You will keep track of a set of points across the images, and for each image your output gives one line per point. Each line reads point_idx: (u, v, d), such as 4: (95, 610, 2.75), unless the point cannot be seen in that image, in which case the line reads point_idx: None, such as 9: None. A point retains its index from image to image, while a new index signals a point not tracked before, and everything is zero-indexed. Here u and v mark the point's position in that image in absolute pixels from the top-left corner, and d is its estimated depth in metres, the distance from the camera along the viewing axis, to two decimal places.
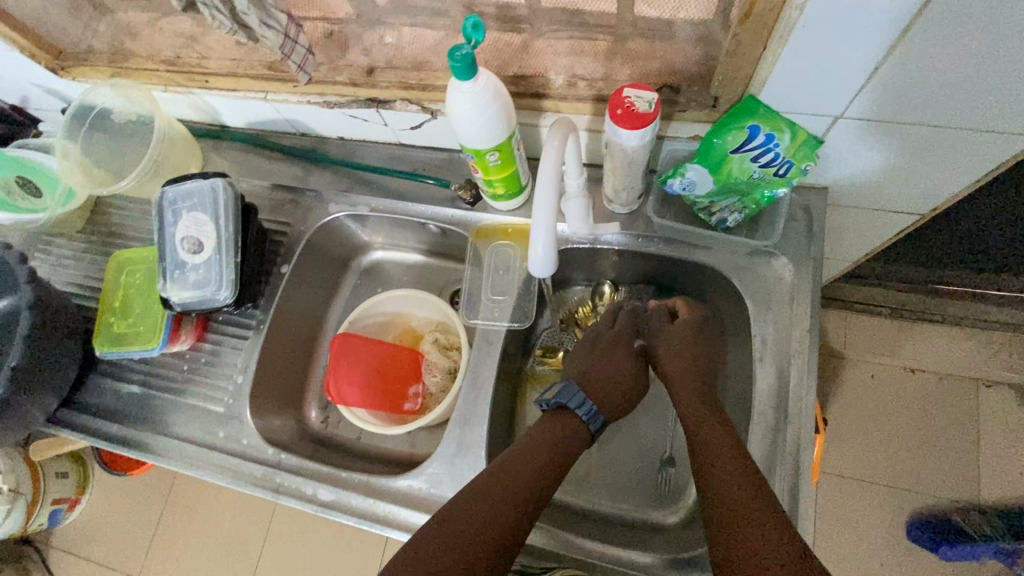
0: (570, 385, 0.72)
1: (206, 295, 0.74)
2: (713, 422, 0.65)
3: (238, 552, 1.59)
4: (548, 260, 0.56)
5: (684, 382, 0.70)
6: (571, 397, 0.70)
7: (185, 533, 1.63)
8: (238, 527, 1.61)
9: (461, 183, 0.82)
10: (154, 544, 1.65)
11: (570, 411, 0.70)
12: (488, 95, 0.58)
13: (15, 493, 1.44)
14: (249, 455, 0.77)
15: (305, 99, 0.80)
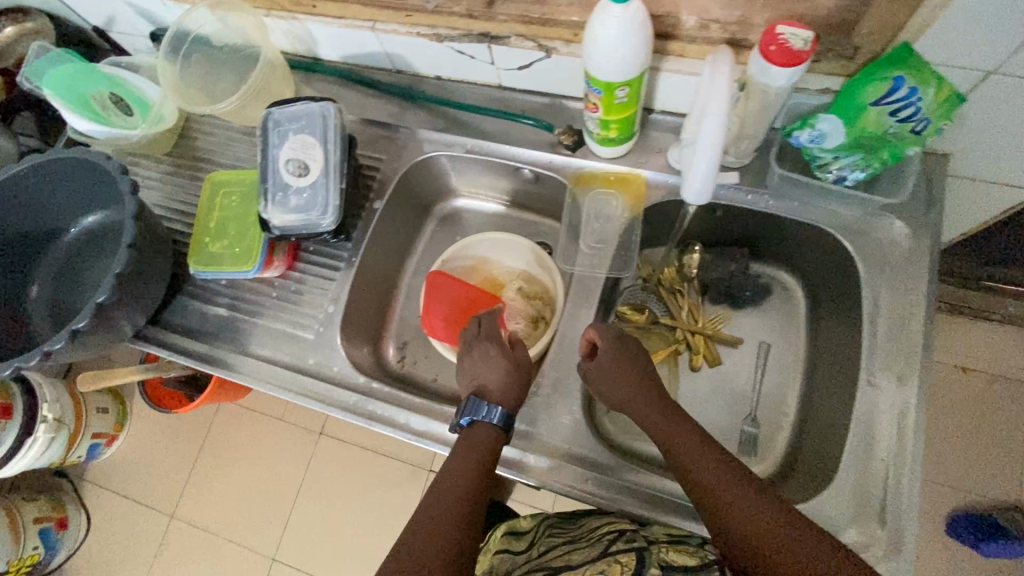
0: (473, 398, 0.67)
1: (310, 220, 0.74)
2: (676, 429, 0.63)
3: (273, 497, 1.61)
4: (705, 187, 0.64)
5: (618, 389, 0.68)
6: (473, 410, 0.66)
7: (220, 476, 1.65)
8: (273, 474, 1.63)
9: (563, 129, 0.81)
10: (188, 485, 1.66)
11: (484, 424, 0.66)
12: (637, 21, 0.58)
13: (59, 423, 1.44)
14: (339, 381, 0.78)
15: (414, 31, 0.78)
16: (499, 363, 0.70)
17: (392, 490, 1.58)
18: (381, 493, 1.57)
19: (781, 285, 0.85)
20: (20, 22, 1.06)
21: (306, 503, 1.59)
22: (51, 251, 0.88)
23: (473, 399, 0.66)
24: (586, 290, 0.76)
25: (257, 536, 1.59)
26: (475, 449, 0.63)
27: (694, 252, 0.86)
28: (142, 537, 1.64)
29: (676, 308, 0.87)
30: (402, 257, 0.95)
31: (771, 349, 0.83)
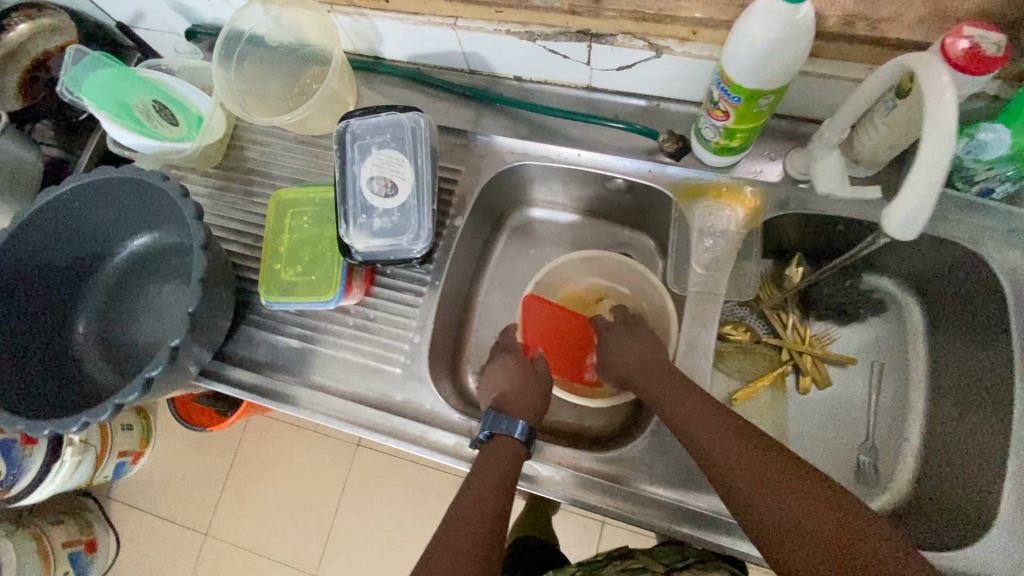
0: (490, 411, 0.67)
1: (400, 245, 0.68)
2: (683, 402, 0.61)
3: (312, 516, 1.51)
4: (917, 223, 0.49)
5: (640, 371, 0.67)
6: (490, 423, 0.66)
7: (253, 494, 1.55)
8: (310, 489, 1.53)
9: (666, 136, 0.74)
10: (221, 504, 1.56)
11: (507, 438, 0.66)
12: (809, 23, 0.49)
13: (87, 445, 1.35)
14: (433, 419, 0.72)
15: (504, 29, 0.70)
16: (517, 375, 0.73)
17: (438, 502, 1.50)
18: (427, 506, 1.49)
19: (897, 300, 0.79)
20: (34, 16, 0.95)
21: (346, 518, 1.50)
22: (96, 278, 0.80)
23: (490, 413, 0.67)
24: (703, 313, 0.69)
25: (296, 553, 1.50)
26: (497, 464, 0.63)
27: (795, 265, 0.79)
28: (175, 558, 1.56)
29: (781, 327, 0.81)
30: (477, 274, 0.88)
31: (884, 368, 0.79)
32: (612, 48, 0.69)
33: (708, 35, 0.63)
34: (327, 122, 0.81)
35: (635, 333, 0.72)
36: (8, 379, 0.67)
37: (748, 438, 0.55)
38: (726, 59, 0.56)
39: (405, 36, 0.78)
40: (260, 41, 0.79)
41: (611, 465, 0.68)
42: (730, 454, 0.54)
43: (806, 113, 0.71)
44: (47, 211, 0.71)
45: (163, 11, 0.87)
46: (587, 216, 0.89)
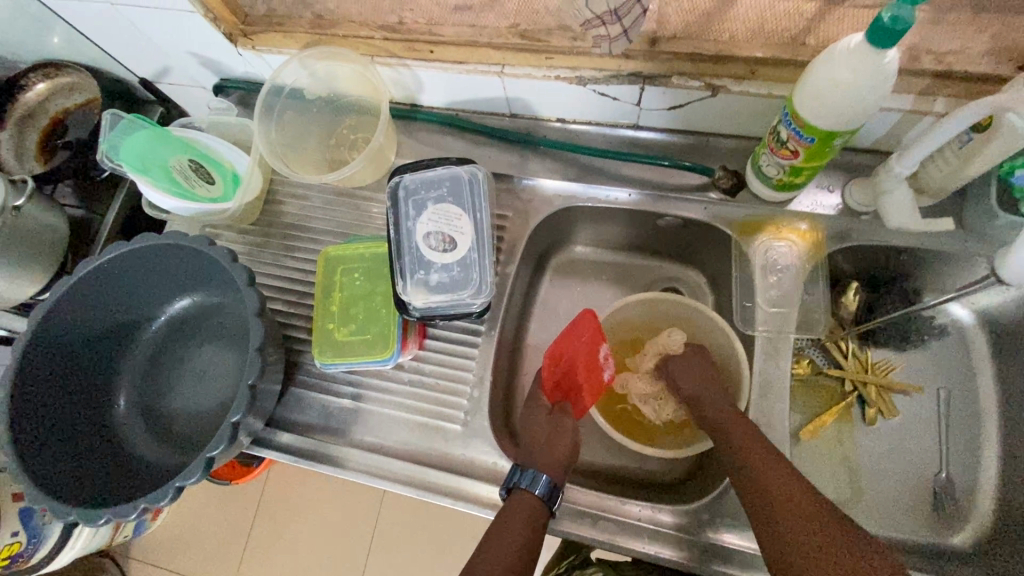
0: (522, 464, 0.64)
1: (460, 300, 0.65)
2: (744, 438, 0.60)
3: (341, 567, 1.45)
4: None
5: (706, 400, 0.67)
6: (522, 479, 0.63)
7: (279, 547, 1.48)
8: (340, 537, 1.47)
9: (721, 172, 0.73)
10: (246, 560, 1.49)
11: (524, 495, 0.63)
12: (892, 67, 0.49)
13: None
14: (499, 477, 0.69)
15: (552, 75, 0.69)
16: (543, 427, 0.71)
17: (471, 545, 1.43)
18: (460, 552, 1.43)
19: (953, 321, 0.79)
20: (51, 75, 0.96)
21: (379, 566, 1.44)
22: (135, 346, 0.77)
23: (523, 468, 0.64)
24: (774, 350, 0.67)
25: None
26: (525, 514, 0.62)
27: (851, 294, 0.77)
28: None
29: (842, 358, 0.79)
30: (524, 318, 0.86)
31: (952, 396, 0.77)
32: (665, 89, 0.67)
33: (767, 73, 0.63)
34: (371, 174, 0.80)
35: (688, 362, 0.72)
36: (48, 465, 0.64)
37: (790, 475, 0.55)
38: (798, 101, 0.55)
39: (447, 85, 0.77)
40: (298, 95, 0.78)
41: (693, 516, 0.65)
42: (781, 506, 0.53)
43: (860, 144, 0.70)
44: (82, 283, 0.69)
45: (192, 67, 0.85)
46: (631, 253, 0.87)
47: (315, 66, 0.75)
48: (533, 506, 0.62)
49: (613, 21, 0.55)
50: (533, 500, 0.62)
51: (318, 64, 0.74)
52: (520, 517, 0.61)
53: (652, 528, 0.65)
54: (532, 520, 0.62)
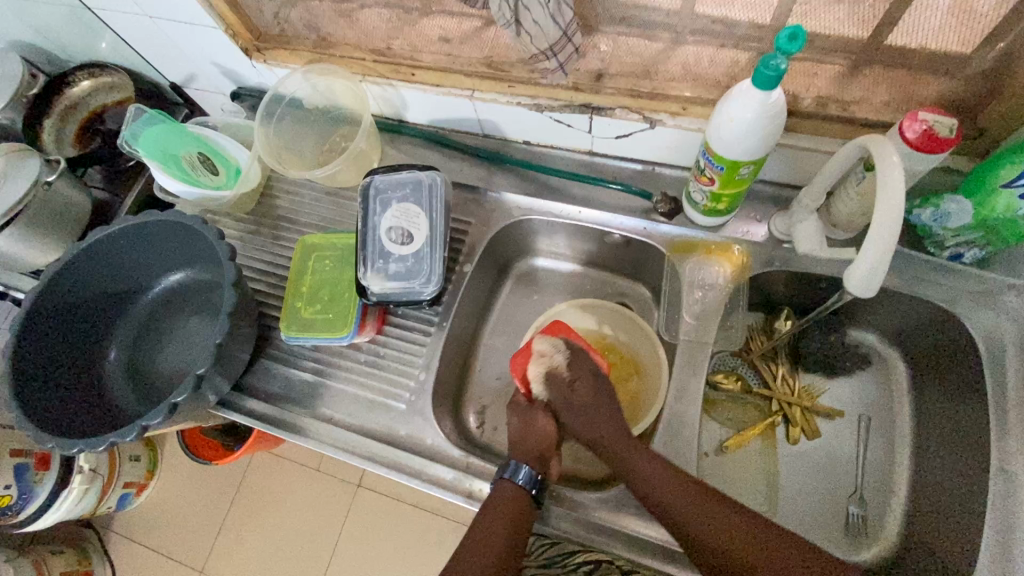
0: (511, 460, 0.68)
1: (412, 288, 0.74)
2: (648, 471, 0.64)
3: (307, 559, 1.48)
4: (882, 271, 0.52)
5: (602, 435, 0.70)
6: (508, 471, 0.67)
7: (253, 533, 1.53)
8: (310, 530, 1.50)
9: (660, 197, 0.81)
10: (219, 543, 1.54)
11: (511, 486, 0.66)
12: (776, 109, 0.57)
13: (94, 475, 1.35)
14: (434, 453, 0.75)
15: (514, 101, 0.79)
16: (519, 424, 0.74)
17: (434, 553, 1.44)
18: (423, 558, 1.44)
19: (879, 355, 0.83)
20: (96, 75, 1.10)
21: (343, 563, 1.46)
22: (129, 311, 0.86)
23: (510, 461, 0.68)
24: (692, 359, 0.74)
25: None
26: (511, 504, 0.65)
27: (785, 318, 0.83)
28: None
29: (771, 379, 0.84)
30: (482, 318, 0.93)
31: (872, 422, 0.81)
32: (611, 120, 0.76)
33: (697, 110, 0.72)
34: (355, 177, 0.90)
35: (575, 400, 0.73)
36: (39, 402, 0.72)
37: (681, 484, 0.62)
38: (708, 134, 0.63)
39: (427, 105, 0.87)
40: (298, 105, 0.89)
41: (607, 507, 0.70)
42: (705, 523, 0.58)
43: (786, 181, 0.78)
44: (91, 248, 0.79)
45: (214, 75, 0.98)
46: (586, 266, 0.94)
47: (313, 81, 0.86)
48: (518, 497, 0.66)
49: (551, 56, 0.66)
50: (519, 491, 0.66)
51: (315, 80, 0.86)
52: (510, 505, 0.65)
53: (566, 512, 0.70)
54: (518, 510, 0.65)
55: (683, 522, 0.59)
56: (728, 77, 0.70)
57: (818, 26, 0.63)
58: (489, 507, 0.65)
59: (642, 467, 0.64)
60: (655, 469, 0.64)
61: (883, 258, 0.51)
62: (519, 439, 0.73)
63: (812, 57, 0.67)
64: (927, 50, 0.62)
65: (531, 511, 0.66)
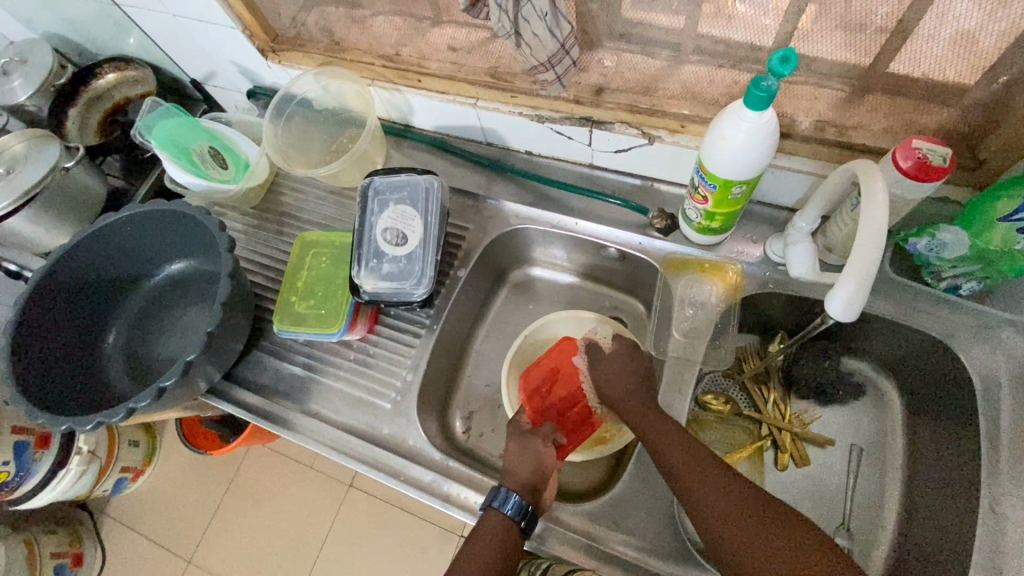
0: (501, 486, 0.66)
1: (403, 289, 0.75)
2: (661, 435, 0.64)
3: (294, 556, 1.48)
4: (858, 300, 0.51)
5: (626, 404, 0.71)
6: (497, 499, 0.65)
7: (242, 527, 1.53)
8: (299, 527, 1.50)
9: (656, 213, 0.81)
10: (209, 535, 1.54)
11: (498, 515, 0.64)
12: (767, 130, 0.57)
13: (90, 457, 1.37)
14: (415, 455, 0.76)
15: (516, 111, 0.80)
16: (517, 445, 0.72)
17: (420, 558, 1.43)
18: (408, 562, 1.43)
19: (874, 384, 0.81)
20: (122, 69, 1.11)
21: (328, 562, 1.46)
22: (134, 294, 0.89)
23: (499, 489, 0.65)
24: (679, 378, 0.75)
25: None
26: (500, 533, 0.63)
27: (778, 343, 0.82)
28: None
29: (761, 402, 0.83)
30: (476, 324, 0.94)
31: (863, 453, 0.80)
32: (610, 133, 0.77)
33: (695, 129, 0.72)
34: (358, 178, 0.92)
35: (606, 360, 0.76)
36: (35, 379, 0.75)
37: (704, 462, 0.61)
38: (701, 152, 0.63)
39: (433, 111, 0.89)
40: (308, 105, 0.92)
41: (584, 519, 0.70)
42: (704, 483, 0.59)
43: (783, 204, 0.78)
44: (100, 231, 0.81)
45: (231, 73, 1.01)
46: (582, 278, 0.94)
47: (323, 82, 0.89)
48: (506, 527, 0.64)
49: (549, 68, 0.67)
50: (506, 522, 0.64)
51: (326, 81, 0.88)
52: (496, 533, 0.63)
53: (542, 522, 0.70)
54: (503, 541, 0.63)
55: (686, 484, 0.60)
56: (727, 96, 0.70)
57: (816, 50, 0.64)
58: (477, 536, 0.64)
59: (657, 428, 0.65)
60: (669, 431, 0.64)
61: (860, 287, 0.50)
62: (511, 466, 0.69)
63: (811, 80, 0.67)
64: (926, 79, 0.61)
65: (518, 540, 0.64)
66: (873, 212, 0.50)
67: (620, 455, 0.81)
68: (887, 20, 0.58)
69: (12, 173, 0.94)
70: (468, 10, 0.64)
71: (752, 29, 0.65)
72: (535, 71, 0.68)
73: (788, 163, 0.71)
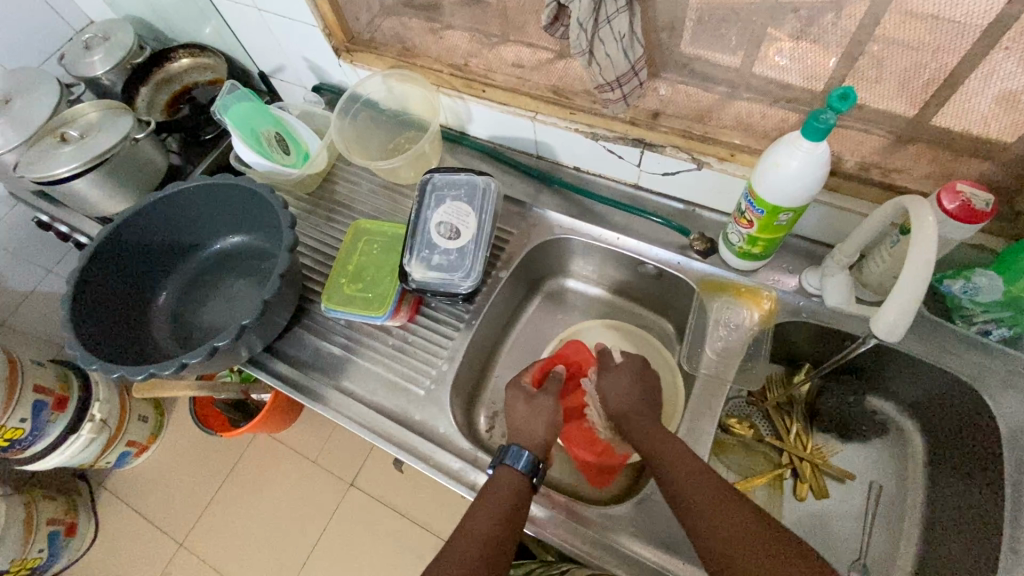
0: (512, 445, 0.70)
1: (451, 281, 0.80)
2: (666, 447, 0.67)
3: (284, 554, 1.35)
4: (905, 322, 0.60)
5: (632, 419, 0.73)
6: (509, 457, 0.68)
7: (242, 519, 1.39)
8: (296, 525, 1.37)
9: (697, 236, 0.84)
10: (203, 521, 1.41)
11: (510, 470, 0.68)
12: (820, 162, 0.61)
13: (101, 425, 1.28)
14: (444, 441, 0.78)
15: (572, 127, 0.85)
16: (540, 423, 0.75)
17: (420, 570, 1.31)
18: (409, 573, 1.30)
19: (895, 424, 0.83)
20: (196, 55, 1.19)
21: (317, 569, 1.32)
22: (188, 261, 0.93)
23: (510, 447, 0.69)
24: (710, 393, 0.78)
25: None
26: (514, 486, 0.66)
27: (803, 373, 0.85)
28: (139, 567, 1.38)
29: (783, 431, 0.84)
30: (508, 327, 0.96)
31: (882, 491, 0.81)
32: (661, 156, 0.81)
33: (744, 158, 0.76)
34: (413, 176, 0.97)
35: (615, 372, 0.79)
36: (89, 328, 0.78)
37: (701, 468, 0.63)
38: (753, 178, 0.67)
39: (490, 121, 0.94)
40: (375, 104, 0.98)
41: (604, 522, 0.71)
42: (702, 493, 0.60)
43: (819, 238, 0.82)
44: (169, 197, 0.85)
45: (300, 69, 1.07)
46: (615, 294, 0.97)
47: (392, 85, 0.94)
48: (517, 479, 0.67)
49: (616, 86, 0.72)
50: (520, 476, 0.67)
51: (395, 84, 0.94)
52: (503, 485, 0.66)
53: (565, 518, 0.71)
54: (516, 492, 0.66)
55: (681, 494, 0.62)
56: (778, 132, 0.74)
57: (866, 100, 0.68)
58: (488, 492, 0.66)
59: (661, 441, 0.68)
60: (673, 442, 0.67)
61: (905, 310, 0.59)
62: (527, 429, 0.73)
63: (858, 125, 0.71)
64: (970, 133, 0.65)
65: (528, 496, 0.67)
66: (926, 235, 0.56)
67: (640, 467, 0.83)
68: (937, 76, 0.62)
69: (86, 138, 0.95)
70: (547, 28, 0.69)
71: (808, 73, 0.69)
72: (602, 90, 0.73)
73: (831, 200, 0.75)
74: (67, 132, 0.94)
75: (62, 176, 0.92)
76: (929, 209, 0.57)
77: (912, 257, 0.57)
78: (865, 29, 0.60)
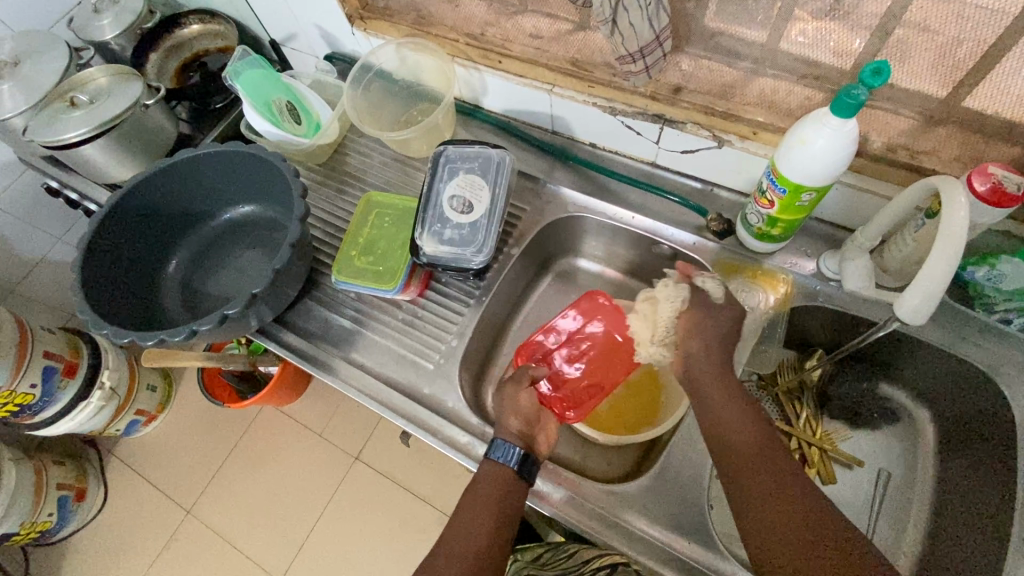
0: (497, 439, 0.69)
1: (463, 255, 0.79)
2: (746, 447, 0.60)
3: (290, 524, 1.37)
4: (926, 310, 0.59)
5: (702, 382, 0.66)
6: (497, 451, 0.67)
7: (249, 488, 1.41)
8: (301, 497, 1.39)
9: (714, 216, 0.83)
10: (210, 489, 1.43)
11: (501, 465, 0.67)
12: (847, 140, 0.59)
13: (110, 392, 1.29)
14: (452, 416, 0.78)
15: (589, 101, 0.83)
16: None
17: (422, 543, 1.33)
18: (412, 546, 1.32)
19: (908, 412, 0.82)
20: (206, 21, 1.16)
21: (322, 541, 1.34)
22: (197, 231, 0.92)
23: (498, 440, 0.68)
24: None
25: (265, 562, 1.34)
26: (501, 479, 0.66)
27: (815, 359, 0.84)
28: (147, 533, 1.41)
29: (793, 416, 0.84)
30: (518, 305, 0.95)
31: (891, 479, 0.81)
32: (680, 133, 0.79)
33: (767, 136, 0.73)
34: (425, 148, 0.95)
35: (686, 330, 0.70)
36: (99, 293, 0.78)
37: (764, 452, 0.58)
38: (778, 157, 0.65)
39: (505, 94, 0.91)
40: (388, 74, 0.96)
41: (611, 498, 0.71)
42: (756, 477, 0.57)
43: (839, 221, 0.80)
44: (177, 165, 0.84)
45: (312, 37, 1.04)
46: (627, 274, 0.96)
47: (406, 54, 0.92)
48: (506, 472, 0.67)
49: (639, 58, 0.69)
50: (511, 467, 0.66)
51: (408, 54, 0.92)
52: (492, 481, 0.66)
53: (571, 494, 0.71)
54: (506, 484, 0.66)
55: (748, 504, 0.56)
56: (803, 110, 0.71)
57: (896, 79, 0.66)
58: (477, 487, 0.66)
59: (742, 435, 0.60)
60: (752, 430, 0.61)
61: (929, 297, 0.58)
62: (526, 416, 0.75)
63: (887, 105, 0.69)
64: (1003, 116, 0.63)
65: (523, 486, 0.67)
66: (953, 231, 0.55)
67: (647, 447, 0.83)
68: (972, 53, 0.60)
69: (94, 103, 0.93)
70: None
71: (838, 49, 0.66)
72: (624, 62, 0.71)
73: (855, 181, 0.73)
74: (76, 96, 0.93)
75: (72, 142, 0.91)
76: (962, 197, 0.55)
77: (932, 257, 0.56)
78: (900, 3, 0.58)
